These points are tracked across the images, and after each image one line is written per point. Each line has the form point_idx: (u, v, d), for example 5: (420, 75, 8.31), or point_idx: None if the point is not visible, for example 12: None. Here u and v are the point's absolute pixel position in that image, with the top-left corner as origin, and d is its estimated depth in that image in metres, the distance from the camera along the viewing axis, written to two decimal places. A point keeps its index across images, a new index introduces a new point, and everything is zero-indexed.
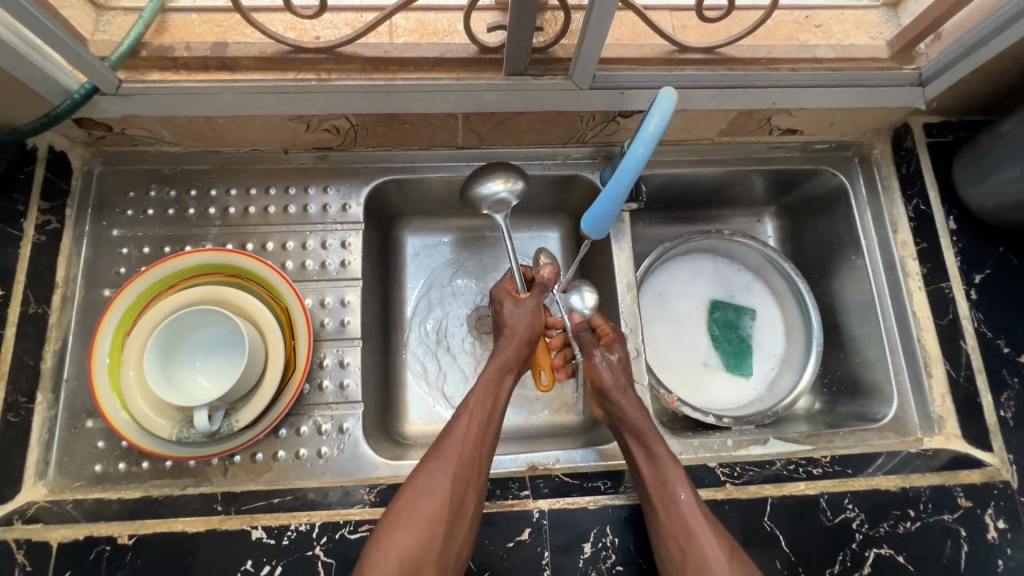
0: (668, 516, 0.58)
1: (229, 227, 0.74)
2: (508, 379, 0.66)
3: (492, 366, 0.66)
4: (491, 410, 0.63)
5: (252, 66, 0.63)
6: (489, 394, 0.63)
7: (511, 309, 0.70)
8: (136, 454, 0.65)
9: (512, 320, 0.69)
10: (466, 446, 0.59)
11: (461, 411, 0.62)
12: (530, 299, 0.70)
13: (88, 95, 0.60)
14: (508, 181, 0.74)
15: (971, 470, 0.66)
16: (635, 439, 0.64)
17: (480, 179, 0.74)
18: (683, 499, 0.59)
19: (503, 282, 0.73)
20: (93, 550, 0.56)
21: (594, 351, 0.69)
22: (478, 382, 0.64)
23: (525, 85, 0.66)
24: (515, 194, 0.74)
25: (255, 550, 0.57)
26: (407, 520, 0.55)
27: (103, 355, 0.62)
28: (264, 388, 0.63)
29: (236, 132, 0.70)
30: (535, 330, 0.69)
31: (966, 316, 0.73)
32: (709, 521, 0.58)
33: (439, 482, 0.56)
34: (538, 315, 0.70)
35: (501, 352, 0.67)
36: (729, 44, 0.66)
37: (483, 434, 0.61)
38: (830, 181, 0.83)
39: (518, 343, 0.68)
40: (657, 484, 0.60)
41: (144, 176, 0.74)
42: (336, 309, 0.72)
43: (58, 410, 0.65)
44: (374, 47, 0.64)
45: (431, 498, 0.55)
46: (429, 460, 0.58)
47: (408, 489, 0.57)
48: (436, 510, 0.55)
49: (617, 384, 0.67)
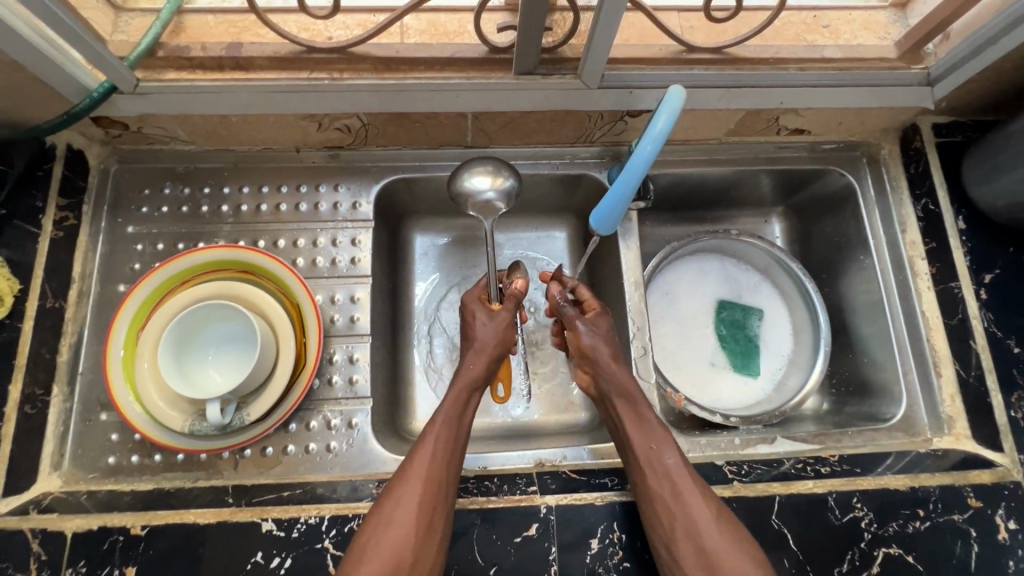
0: (664, 488, 0.58)
1: (241, 224, 0.75)
2: (474, 398, 0.66)
3: (459, 384, 0.65)
4: (457, 431, 0.62)
5: (267, 65, 0.64)
6: (457, 413, 0.63)
7: (483, 321, 0.69)
8: (149, 447, 0.66)
9: (482, 334, 0.69)
10: (433, 469, 0.58)
11: (427, 431, 0.61)
12: (502, 313, 0.70)
13: (107, 94, 0.62)
14: (496, 179, 0.71)
15: (981, 471, 0.66)
16: (622, 399, 0.66)
17: (466, 173, 0.71)
18: (677, 473, 0.59)
19: (474, 290, 0.73)
20: (106, 540, 0.57)
21: (577, 323, 0.71)
22: (446, 399, 0.63)
23: (535, 84, 0.66)
24: (501, 194, 0.71)
25: (265, 542, 0.57)
26: (373, 551, 0.53)
27: (118, 348, 0.63)
28: (275, 383, 0.64)
29: (250, 131, 0.72)
30: (503, 345, 0.69)
31: (976, 316, 0.72)
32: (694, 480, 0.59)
33: (405, 509, 0.55)
34: (507, 330, 0.69)
35: (468, 368, 0.66)
36: (737, 44, 0.67)
37: (450, 457, 0.60)
38: (838, 181, 0.83)
39: (486, 358, 0.67)
40: (644, 443, 0.62)
41: (159, 174, 0.75)
42: (346, 305, 0.73)
43: (73, 403, 0.67)
44: (386, 47, 0.65)
45: (397, 524, 0.54)
46: (394, 487, 0.57)
47: (373, 519, 0.55)
48: (403, 537, 0.53)
49: (603, 355, 0.68)
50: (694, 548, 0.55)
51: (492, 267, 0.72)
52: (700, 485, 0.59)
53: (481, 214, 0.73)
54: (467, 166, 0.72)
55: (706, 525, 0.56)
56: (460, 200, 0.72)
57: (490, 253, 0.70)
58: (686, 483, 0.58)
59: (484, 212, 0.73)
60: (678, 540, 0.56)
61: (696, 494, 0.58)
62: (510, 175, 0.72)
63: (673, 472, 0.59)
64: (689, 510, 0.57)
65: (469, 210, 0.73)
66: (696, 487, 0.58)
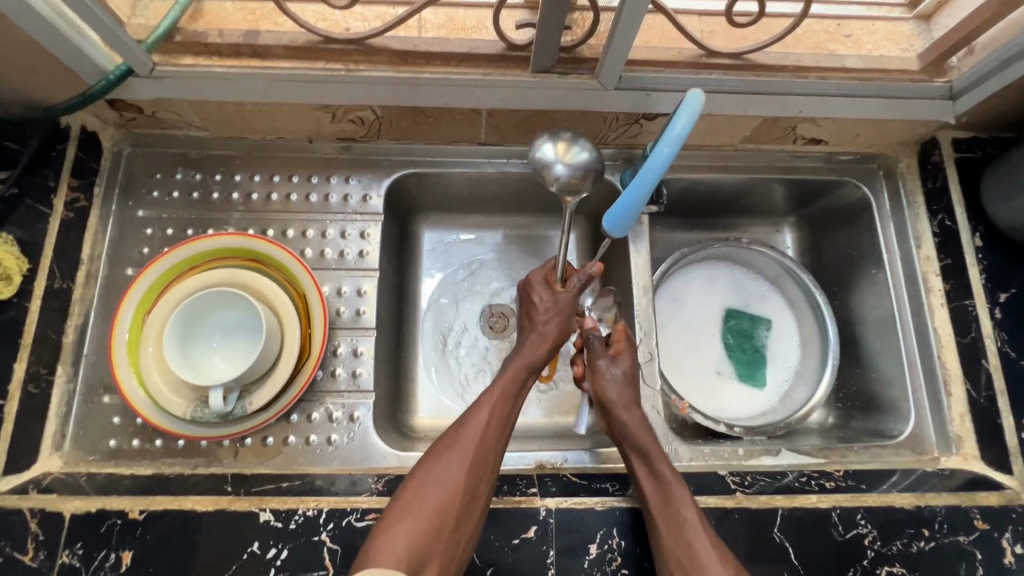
0: (679, 549, 0.56)
1: (251, 213, 0.75)
2: (529, 379, 0.67)
3: (518, 360, 0.67)
4: (511, 407, 0.63)
5: (283, 54, 0.64)
6: (513, 389, 0.64)
7: (546, 303, 0.70)
8: (150, 432, 0.66)
9: (542, 317, 0.70)
10: (485, 439, 0.59)
11: (481, 403, 0.62)
12: (567, 294, 0.70)
13: (123, 76, 0.62)
14: (569, 149, 0.68)
15: (989, 492, 0.65)
16: (639, 457, 0.63)
17: (540, 149, 0.69)
18: (696, 536, 0.56)
19: (541, 269, 0.73)
20: (105, 523, 0.57)
21: (598, 360, 0.70)
22: (505, 373, 0.65)
23: (551, 83, 0.66)
24: (577, 161, 0.68)
25: (263, 533, 0.57)
26: (417, 509, 0.54)
27: (123, 330, 0.63)
28: (279, 371, 0.64)
29: (265, 119, 0.71)
30: (562, 332, 0.70)
31: (988, 334, 0.72)
32: (716, 549, 0.55)
33: (453, 473, 0.56)
34: (566, 316, 0.70)
35: (529, 349, 0.68)
36: (757, 51, 0.66)
37: (501, 432, 0.61)
38: (854, 193, 0.82)
39: (547, 343, 0.68)
40: (661, 504, 0.59)
41: (171, 159, 0.75)
42: (352, 298, 0.73)
43: (76, 384, 0.66)
44: (403, 40, 0.65)
45: (445, 487, 0.55)
46: (443, 450, 0.58)
47: (417, 478, 0.56)
48: (448, 500, 0.54)
49: (620, 396, 0.67)
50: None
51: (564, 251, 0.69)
52: (728, 565, 0.54)
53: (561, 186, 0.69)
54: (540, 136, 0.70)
55: None
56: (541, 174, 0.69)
57: (568, 234, 0.68)
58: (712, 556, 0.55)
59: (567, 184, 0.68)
60: None
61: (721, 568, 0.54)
62: (584, 146, 0.69)
63: (695, 541, 0.56)
64: None
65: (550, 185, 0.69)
66: (720, 557, 0.55)
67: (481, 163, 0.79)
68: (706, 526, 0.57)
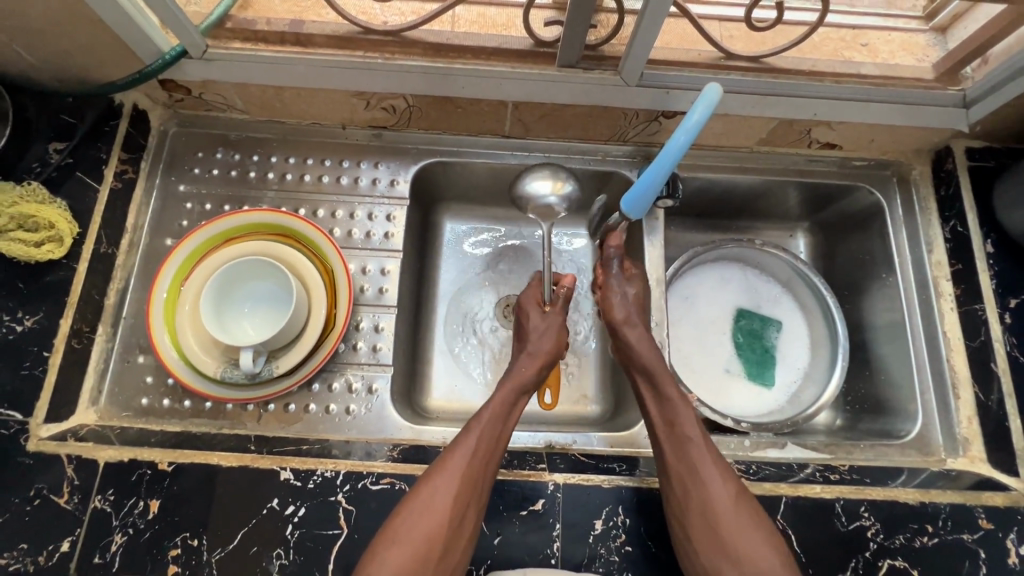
0: (685, 461, 0.61)
1: (285, 192, 0.79)
2: (521, 400, 0.68)
3: (508, 385, 0.67)
4: (500, 431, 0.63)
5: (325, 43, 0.68)
6: (503, 415, 0.64)
7: (537, 321, 0.74)
8: (180, 392, 0.69)
9: (537, 338, 0.73)
10: (474, 462, 0.59)
11: (472, 425, 0.62)
12: (555, 313, 0.74)
13: (178, 57, 0.66)
14: (558, 185, 0.77)
15: (995, 493, 0.65)
16: (647, 381, 0.69)
17: (529, 180, 0.77)
18: (699, 448, 0.61)
19: (530, 292, 0.76)
20: (136, 472, 0.60)
21: (613, 284, 0.75)
22: (495, 398, 0.65)
23: (576, 77, 0.69)
24: (561, 198, 0.76)
25: (283, 490, 0.60)
26: (405, 535, 0.55)
27: (162, 293, 0.67)
28: (305, 340, 0.67)
29: (303, 104, 0.76)
30: (559, 348, 0.73)
31: (999, 339, 0.72)
32: (713, 454, 0.61)
33: (442, 498, 0.56)
34: (560, 334, 0.74)
35: (520, 372, 0.69)
36: (775, 55, 0.69)
37: (490, 459, 0.60)
38: (867, 198, 0.84)
39: (540, 363, 0.71)
40: (665, 418, 0.65)
41: (212, 139, 0.80)
42: (376, 276, 0.76)
43: (115, 343, 0.70)
44: (437, 33, 0.69)
45: (432, 515, 0.55)
46: (433, 474, 0.58)
47: (408, 503, 0.57)
48: (437, 525, 0.55)
49: (632, 318, 0.72)
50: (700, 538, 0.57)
51: (547, 267, 0.75)
52: (726, 473, 0.60)
53: (539, 218, 0.78)
54: (530, 171, 0.77)
55: (719, 492, 0.58)
56: (522, 203, 0.78)
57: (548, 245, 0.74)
58: (710, 468, 0.60)
59: (545, 215, 0.78)
60: (688, 507, 0.58)
61: (718, 474, 0.60)
62: (571, 181, 0.77)
63: (699, 453, 0.61)
64: (709, 491, 0.58)
65: (530, 214, 0.78)
66: (719, 468, 0.60)
67: (504, 155, 0.82)
68: (704, 435, 0.63)
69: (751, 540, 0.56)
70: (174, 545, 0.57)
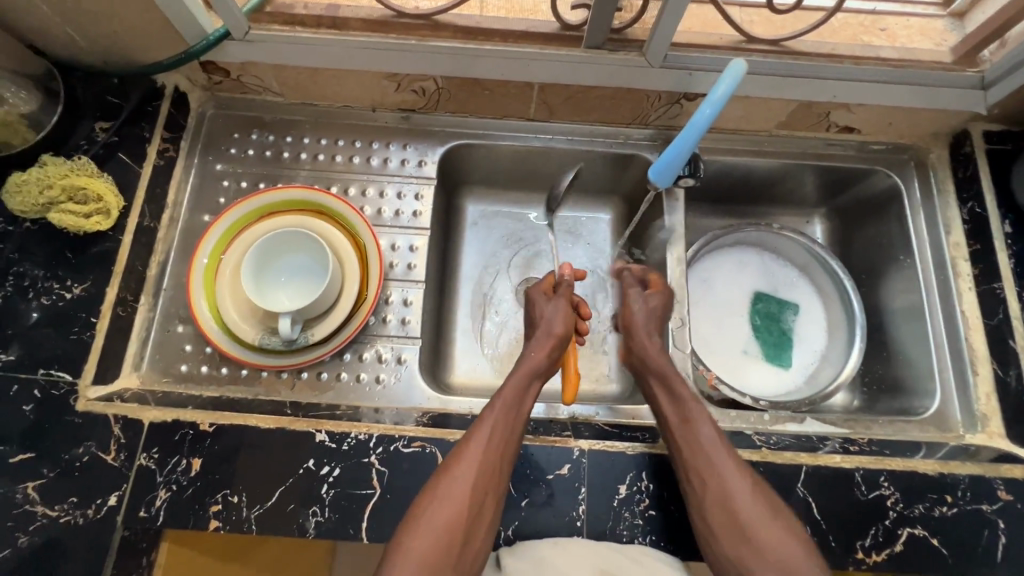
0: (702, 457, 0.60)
1: (317, 171, 0.82)
2: (534, 387, 0.68)
3: (520, 372, 0.67)
4: (514, 421, 0.63)
5: (359, 26, 0.71)
6: (515, 403, 0.64)
7: (546, 305, 0.75)
8: (218, 360, 0.72)
9: (550, 319, 0.74)
10: (490, 452, 0.59)
11: (486, 415, 0.62)
12: (562, 298, 0.76)
13: (220, 39, 0.69)
14: None
15: (1014, 465, 0.66)
16: (659, 381, 0.69)
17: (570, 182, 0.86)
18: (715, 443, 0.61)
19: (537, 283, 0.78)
20: (178, 432, 0.62)
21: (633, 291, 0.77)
22: (507, 387, 0.65)
23: (601, 58, 0.71)
24: None
25: (317, 451, 0.62)
26: (426, 525, 0.55)
27: (201, 264, 0.70)
28: (337, 313, 0.70)
29: (335, 86, 0.78)
30: (568, 326, 0.73)
31: (1016, 317, 0.74)
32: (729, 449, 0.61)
33: (461, 487, 0.56)
34: (569, 316, 0.74)
35: (532, 359, 0.69)
36: (795, 38, 0.71)
37: (505, 447, 0.61)
38: (885, 181, 0.85)
39: (552, 342, 0.71)
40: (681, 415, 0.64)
41: (247, 121, 0.83)
42: (405, 253, 0.79)
43: (156, 312, 0.74)
44: (467, 17, 0.71)
45: (452, 503, 0.55)
46: (450, 464, 0.58)
47: (427, 493, 0.57)
48: (456, 514, 0.55)
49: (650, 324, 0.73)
50: (721, 529, 0.56)
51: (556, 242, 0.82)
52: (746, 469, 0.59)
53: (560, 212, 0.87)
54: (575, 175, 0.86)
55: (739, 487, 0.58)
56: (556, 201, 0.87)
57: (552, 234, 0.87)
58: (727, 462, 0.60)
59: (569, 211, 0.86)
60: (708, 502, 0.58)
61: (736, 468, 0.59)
62: None
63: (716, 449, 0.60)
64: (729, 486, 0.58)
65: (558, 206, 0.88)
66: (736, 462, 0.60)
67: (526, 138, 0.84)
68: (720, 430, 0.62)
69: (774, 532, 0.55)
70: (215, 501, 0.60)
